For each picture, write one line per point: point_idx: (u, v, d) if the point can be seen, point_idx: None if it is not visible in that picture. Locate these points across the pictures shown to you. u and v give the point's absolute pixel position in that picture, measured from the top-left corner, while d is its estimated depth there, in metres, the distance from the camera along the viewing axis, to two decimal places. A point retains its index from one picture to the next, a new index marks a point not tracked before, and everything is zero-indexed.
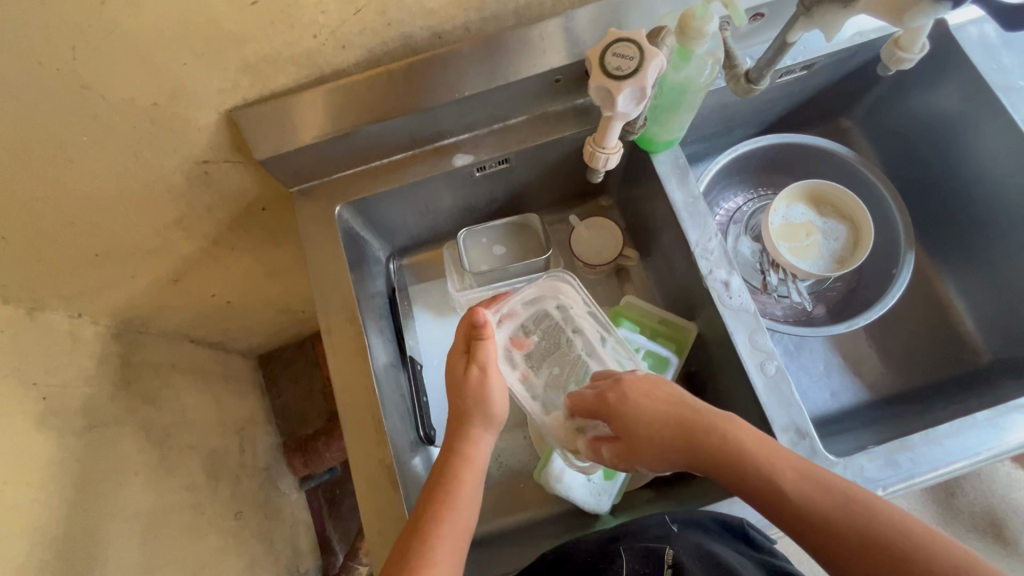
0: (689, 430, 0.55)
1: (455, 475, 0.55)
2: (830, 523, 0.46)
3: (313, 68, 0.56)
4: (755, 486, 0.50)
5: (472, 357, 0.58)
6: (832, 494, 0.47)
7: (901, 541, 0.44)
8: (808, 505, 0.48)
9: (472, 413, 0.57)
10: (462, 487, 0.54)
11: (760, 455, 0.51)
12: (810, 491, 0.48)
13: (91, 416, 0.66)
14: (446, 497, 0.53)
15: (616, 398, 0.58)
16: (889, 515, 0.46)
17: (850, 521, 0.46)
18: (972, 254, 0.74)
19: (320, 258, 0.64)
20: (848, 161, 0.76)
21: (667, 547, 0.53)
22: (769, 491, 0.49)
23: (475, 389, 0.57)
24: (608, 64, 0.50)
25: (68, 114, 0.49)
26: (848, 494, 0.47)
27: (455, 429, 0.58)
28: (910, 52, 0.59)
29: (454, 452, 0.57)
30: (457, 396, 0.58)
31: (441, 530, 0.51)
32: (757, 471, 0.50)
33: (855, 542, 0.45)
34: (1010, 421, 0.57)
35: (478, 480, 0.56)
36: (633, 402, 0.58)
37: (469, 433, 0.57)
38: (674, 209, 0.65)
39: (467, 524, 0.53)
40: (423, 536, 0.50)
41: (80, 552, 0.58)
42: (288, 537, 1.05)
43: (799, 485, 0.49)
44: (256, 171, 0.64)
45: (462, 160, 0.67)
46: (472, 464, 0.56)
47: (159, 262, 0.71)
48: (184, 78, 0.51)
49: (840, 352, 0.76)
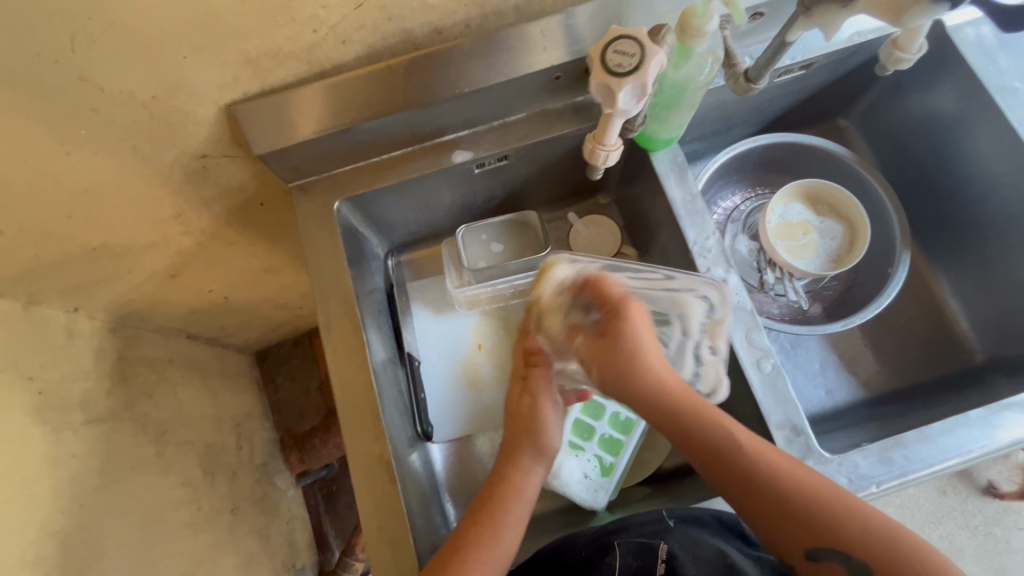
0: (662, 369, 0.55)
1: (494, 505, 0.55)
2: (775, 492, 0.50)
3: (313, 63, 0.56)
4: (707, 454, 0.52)
5: (527, 385, 0.61)
6: (779, 466, 0.50)
7: (844, 516, 0.48)
8: (759, 474, 0.50)
9: (524, 440, 0.59)
10: (506, 512, 0.54)
11: (714, 423, 0.53)
12: (757, 458, 0.51)
13: (87, 410, 0.66)
14: (490, 526, 0.53)
15: (639, 310, 0.56)
16: (838, 496, 0.49)
17: (792, 491, 0.49)
18: (967, 254, 0.75)
19: (319, 254, 0.64)
20: (845, 160, 0.76)
21: (661, 541, 0.53)
22: (721, 462, 0.52)
23: (533, 415, 0.59)
24: (609, 61, 0.50)
25: (66, 107, 0.49)
26: (794, 467, 0.50)
27: (505, 458, 0.59)
28: (909, 52, 0.59)
29: (499, 480, 0.57)
30: (513, 423, 0.60)
31: (478, 557, 0.51)
32: (711, 436, 0.52)
33: (801, 516, 0.49)
34: (1003, 419, 0.58)
35: (525, 510, 0.55)
36: (647, 323, 0.56)
37: (518, 463, 0.58)
38: (673, 207, 0.65)
39: (508, 553, 0.53)
40: (459, 559, 0.51)
41: (76, 546, 0.58)
42: (284, 532, 1.05)
43: (750, 457, 0.51)
44: (254, 166, 0.64)
45: (461, 156, 0.67)
46: (520, 494, 0.56)
47: (157, 256, 0.71)
48: (184, 72, 0.51)
49: (835, 351, 0.76)
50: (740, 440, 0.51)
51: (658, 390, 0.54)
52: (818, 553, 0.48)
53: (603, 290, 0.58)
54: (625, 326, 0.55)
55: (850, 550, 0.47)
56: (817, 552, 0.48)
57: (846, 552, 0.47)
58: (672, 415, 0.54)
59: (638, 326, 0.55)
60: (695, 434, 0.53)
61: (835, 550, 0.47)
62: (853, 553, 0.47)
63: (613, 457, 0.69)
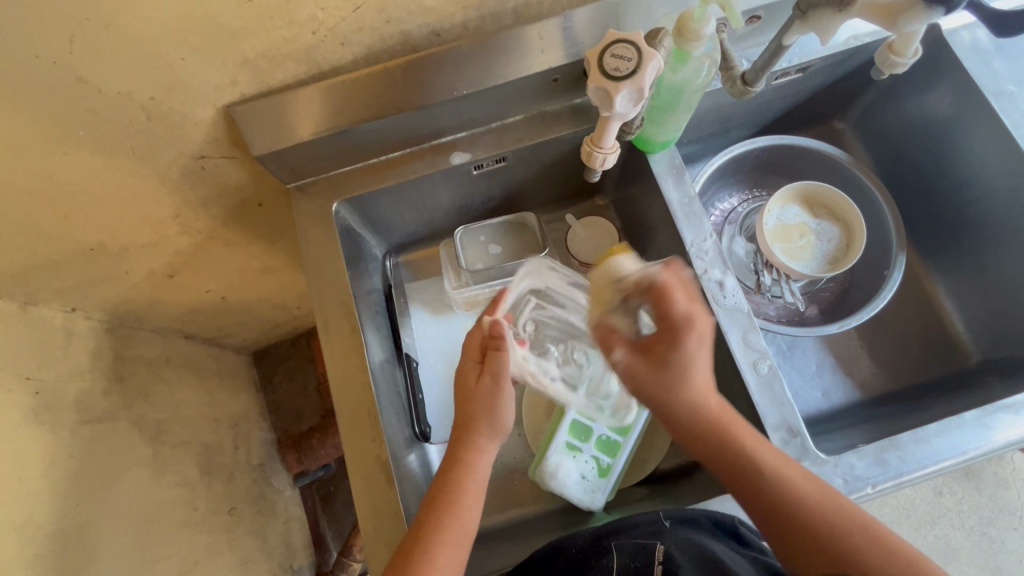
0: (706, 387, 0.53)
1: (456, 488, 0.54)
2: (800, 512, 0.49)
3: (311, 65, 0.56)
4: (734, 468, 0.51)
5: (485, 367, 0.59)
6: (805, 487, 0.50)
7: (868, 542, 0.47)
8: (783, 494, 0.49)
9: (478, 421, 0.57)
10: (465, 494, 0.54)
11: (748, 439, 0.52)
12: (785, 478, 0.50)
13: (83, 411, 0.66)
14: (453, 506, 0.52)
15: (698, 337, 0.52)
16: (859, 523, 0.48)
17: (818, 512, 0.48)
18: (962, 256, 0.75)
19: (316, 255, 0.64)
20: (841, 163, 0.76)
21: (658, 542, 0.53)
22: (748, 476, 0.51)
23: (488, 398, 0.57)
24: (606, 65, 0.50)
25: (63, 107, 0.49)
26: (820, 491, 0.50)
27: (461, 436, 0.57)
28: (903, 57, 0.59)
29: (456, 461, 0.56)
30: (467, 404, 0.58)
31: (443, 539, 0.50)
32: (743, 453, 0.51)
33: (824, 537, 0.47)
34: (996, 421, 0.58)
35: (480, 489, 0.55)
36: (702, 351, 0.53)
37: (473, 441, 0.56)
38: (670, 209, 0.66)
39: (469, 533, 0.52)
40: (423, 542, 0.50)
41: (73, 547, 0.58)
42: (282, 533, 1.05)
43: (779, 475, 0.50)
44: (252, 166, 0.64)
45: (459, 158, 0.67)
46: (475, 473, 0.55)
47: (155, 256, 0.71)
48: (181, 73, 0.51)
49: (831, 353, 0.76)
50: (761, 460, 0.51)
51: (696, 405, 0.53)
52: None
53: (663, 308, 0.52)
54: (674, 352, 0.52)
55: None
56: None
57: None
58: (705, 431, 0.53)
59: (689, 354, 0.52)
60: (723, 447, 0.52)
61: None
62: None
63: (611, 457, 0.68)
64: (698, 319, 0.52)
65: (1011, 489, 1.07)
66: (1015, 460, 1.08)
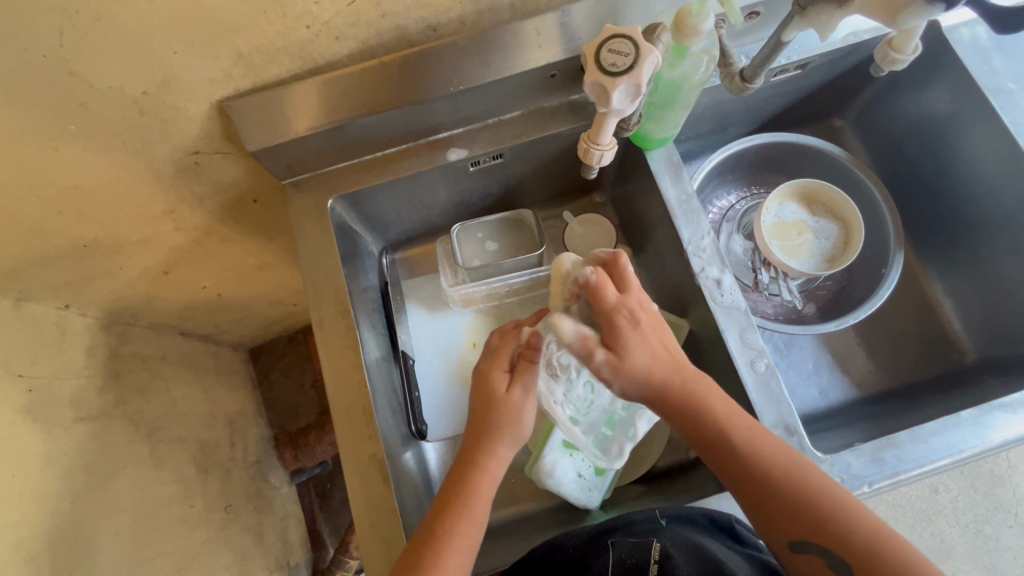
0: (669, 364, 0.53)
1: (468, 492, 0.53)
2: (771, 482, 0.49)
3: (306, 59, 0.56)
4: (707, 439, 0.52)
5: (517, 377, 0.56)
6: (777, 457, 0.50)
7: (835, 513, 0.47)
8: (756, 466, 0.50)
9: (503, 429, 0.55)
10: (478, 499, 0.53)
11: (722, 409, 0.52)
12: (758, 449, 0.51)
13: (78, 408, 0.65)
14: (466, 512, 0.52)
15: (633, 319, 0.52)
16: (833, 496, 0.48)
17: (788, 481, 0.49)
18: (960, 254, 0.75)
19: (312, 252, 0.64)
20: (840, 160, 0.76)
21: (654, 539, 0.53)
22: (722, 447, 0.51)
23: (514, 408, 0.55)
24: (603, 60, 0.49)
25: (55, 102, 0.48)
26: (793, 465, 0.50)
27: (476, 439, 0.55)
28: (904, 53, 0.58)
29: (470, 465, 0.54)
30: (493, 413, 0.55)
31: (454, 545, 0.50)
32: (716, 424, 0.52)
33: (791, 507, 0.48)
34: (993, 420, 0.58)
35: (491, 490, 0.54)
36: (646, 332, 0.52)
37: (493, 448, 0.54)
38: (668, 206, 0.65)
39: (475, 539, 0.52)
40: (435, 548, 0.50)
41: (68, 544, 0.58)
42: (278, 530, 1.05)
43: (752, 444, 0.51)
44: (247, 162, 0.63)
45: (456, 154, 0.67)
46: (490, 477, 0.54)
47: (149, 253, 0.70)
48: (174, 67, 0.50)
49: (828, 351, 0.76)
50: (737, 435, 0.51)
51: (660, 385, 0.53)
52: (799, 546, 0.48)
53: (595, 301, 0.52)
54: (617, 338, 0.51)
55: (833, 546, 0.47)
56: (800, 546, 0.48)
57: (829, 549, 0.47)
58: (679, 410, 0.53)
59: (633, 337, 0.51)
60: (699, 418, 0.52)
61: (818, 543, 0.47)
62: (835, 550, 0.47)
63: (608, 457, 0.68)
64: (630, 303, 0.52)
65: (1006, 487, 1.07)
66: (1010, 458, 1.08)
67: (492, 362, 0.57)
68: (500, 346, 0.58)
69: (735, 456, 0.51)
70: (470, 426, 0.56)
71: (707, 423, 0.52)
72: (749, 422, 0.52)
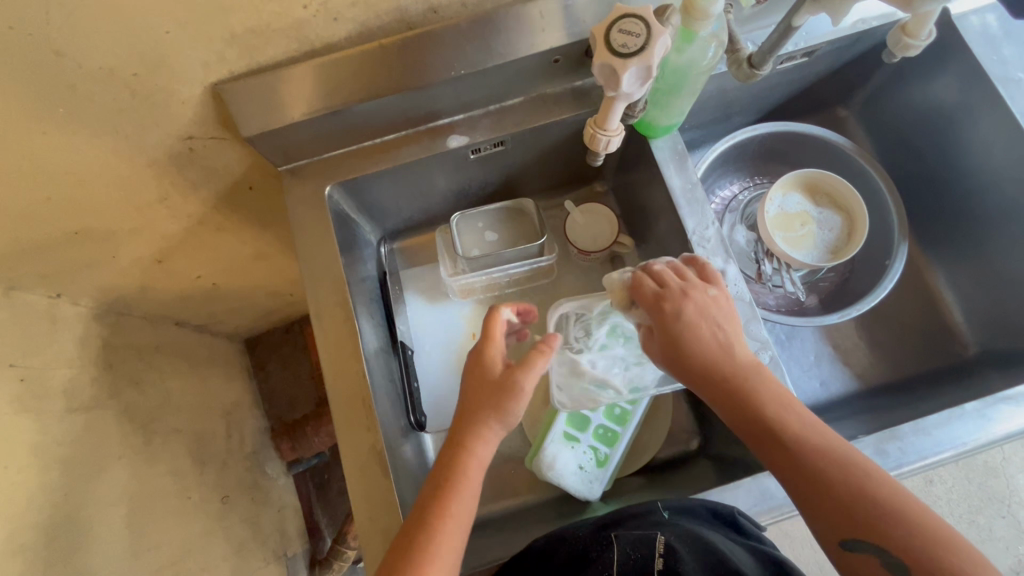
0: (718, 354, 0.53)
1: (457, 475, 0.52)
2: (825, 476, 0.47)
3: (303, 41, 0.54)
4: (757, 430, 0.51)
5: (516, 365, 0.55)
6: (835, 455, 0.48)
7: (895, 513, 0.45)
8: (808, 460, 0.48)
9: (492, 410, 0.54)
10: (466, 482, 0.52)
11: (775, 403, 0.51)
12: (812, 445, 0.49)
13: (70, 399, 0.64)
14: (458, 497, 0.51)
15: (677, 309, 0.54)
16: (892, 498, 0.45)
17: (846, 478, 0.47)
18: (964, 245, 0.74)
19: (309, 240, 0.63)
20: (845, 150, 0.75)
21: (659, 533, 0.52)
22: (776, 439, 0.50)
23: (503, 391, 0.54)
24: (613, 41, 0.48)
25: (42, 83, 0.47)
26: (850, 462, 0.48)
27: (465, 422, 0.54)
28: (918, 39, 0.57)
29: (460, 447, 0.53)
30: (487, 395, 0.54)
31: (443, 528, 0.49)
32: (768, 416, 0.51)
33: (843, 504, 0.46)
34: (997, 412, 0.57)
35: (479, 473, 0.53)
36: (690, 321, 0.54)
37: (481, 431, 0.53)
38: (672, 196, 0.64)
39: (466, 520, 0.51)
40: (427, 532, 0.49)
41: (62, 537, 0.57)
42: (275, 521, 1.04)
43: (805, 439, 0.49)
44: (243, 148, 0.62)
45: (456, 141, 0.65)
46: (477, 458, 0.53)
47: (142, 241, 0.69)
48: (166, 48, 0.48)
49: (830, 342, 0.76)
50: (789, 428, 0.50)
51: (708, 374, 0.53)
52: (853, 544, 0.45)
53: (641, 294, 0.56)
54: (664, 327, 0.55)
55: (889, 547, 0.44)
56: (854, 542, 0.45)
57: (883, 545, 0.44)
58: (729, 399, 0.52)
59: (677, 327, 0.54)
60: (748, 409, 0.52)
61: (871, 542, 0.44)
62: (892, 550, 0.44)
63: (608, 448, 0.68)
64: (673, 294, 0.55)
65: (1000, 478, 1.07)
66: (1005, 449, 1.08)
67: (483, 345, 0.57)
68: (485, 326, 0.58)
69: (786, 446, 0.49)
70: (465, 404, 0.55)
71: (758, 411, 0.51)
72: (805, 418, 0.51)
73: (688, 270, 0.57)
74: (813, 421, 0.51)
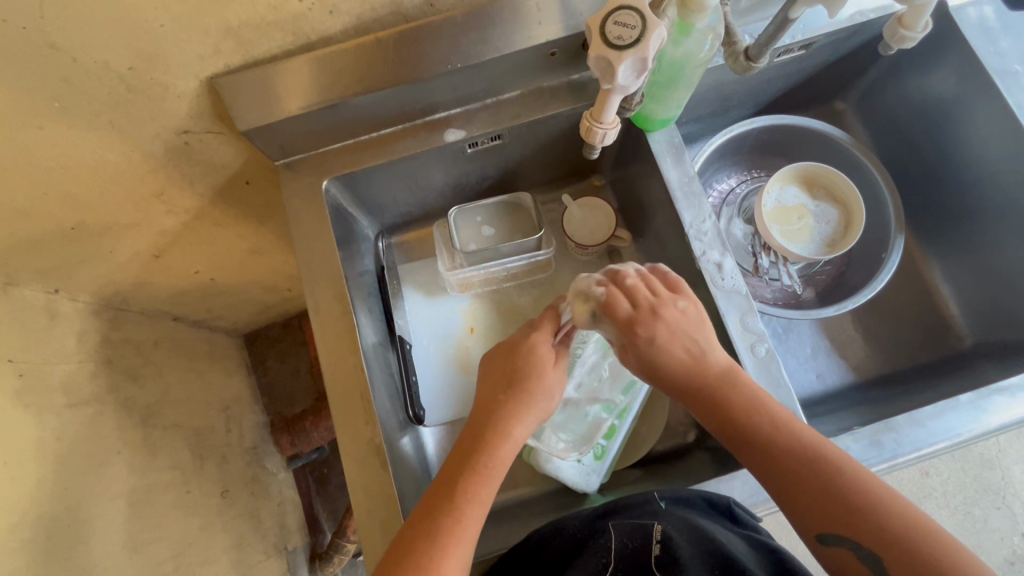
0: (690, 367, 0.53)
1: (488, 456, 0.51)
2: (801, 475, 0.47)
3: (299, 35, 0.54)
4: (732, 431, 0.51)
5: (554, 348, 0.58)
6: (812, 455, 0.48)
7: (868, 508, 0.44)
8: (783, 458, 0.48)
9: (534, 397, 0.54)
10: (496, 464, 0.51)
11: (747, 407, 0.51)
12: (788, 444, 0.49)
13: (69, 393, 0.64)
14: (485, 480, 0.50)
15: (649, 332, 0.53)
16: (867, 494, 0.45)
17: (822, 476, 0.47)
18: (960, 237, 0.75)
19: (307, 234, 0.63)
20: (841, 143, 0.75)
21: (655, 522, 0.52)
22: (749, 441, 0.50)
23: (545, 378, 0.55)
24: (608, 33, 0.47)
25: (37, 78, 0.47)
26: (826, 458, 0.47)
27: (499, 405, 0.54)
28: (914, 30, 0.57)
29: (497, 427, 0.52)
30: (532, 376, 0.55)
31: (469, 512, 0.48)
32: (743, 419, 0.51)
33: (818, 498, 0.46)
34: (992, 404, 0.58)
35: (507, 459, 0.52)
36: (662, 340, 0.53)
37: (519, 418, 0.53)
38: (669, 189, 0.64)
39: (483, 501, 0.50)
40: (453, 516, 0.48)
41: (62, 531, 0.57)
42: (275, 514, 1.04)
43: (779, 438, 0.49)
44: (239, 142, 0.62)
45: (453, 135, 0.65)
46: (511, 443, 0.52)
47: (140, 236, 0.69)
48: (162, 42, 0.48)
49: (826, 336, 0.76)
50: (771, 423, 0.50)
51: (684, 383, 0.53)
52: (829, 538, 0.46)
53: (612, 320, 0.54)
54: (636, 349, 0.54)
55: (863, 542, 0.44)
56: (831, 537, 0.45)
57: (860, 541, 0.44)
58: (713, 402, 0.52)
59: (649, 350, 0.53)
60: (723, 415, 0.51)
61: (850, 536, 0.44)
62: (868, 543, 0.44)
63: (605, 440, 0.69)
64: (643, 315, 0.53)
65: (995, 470, 1.08)
66: (1000, 441, 1.09)
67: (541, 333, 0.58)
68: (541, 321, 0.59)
69: (760, 446, 0.49)
70: (495, 388, 0.55)
71: (733, 413, 0.51)
72: (779, 416, 0.50)
73: (655, 282, 0.55)
74: (788, 418, 0.50)
